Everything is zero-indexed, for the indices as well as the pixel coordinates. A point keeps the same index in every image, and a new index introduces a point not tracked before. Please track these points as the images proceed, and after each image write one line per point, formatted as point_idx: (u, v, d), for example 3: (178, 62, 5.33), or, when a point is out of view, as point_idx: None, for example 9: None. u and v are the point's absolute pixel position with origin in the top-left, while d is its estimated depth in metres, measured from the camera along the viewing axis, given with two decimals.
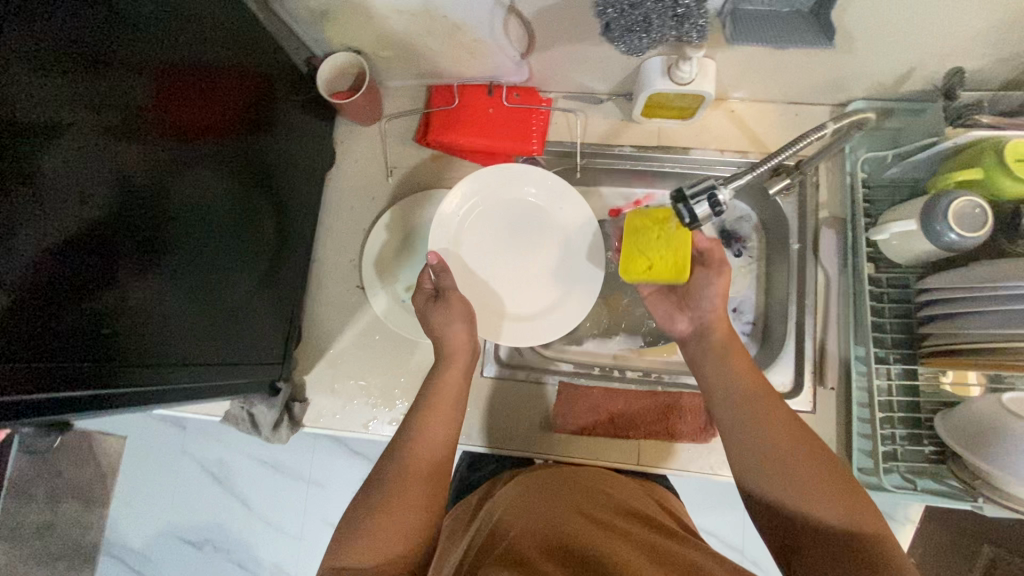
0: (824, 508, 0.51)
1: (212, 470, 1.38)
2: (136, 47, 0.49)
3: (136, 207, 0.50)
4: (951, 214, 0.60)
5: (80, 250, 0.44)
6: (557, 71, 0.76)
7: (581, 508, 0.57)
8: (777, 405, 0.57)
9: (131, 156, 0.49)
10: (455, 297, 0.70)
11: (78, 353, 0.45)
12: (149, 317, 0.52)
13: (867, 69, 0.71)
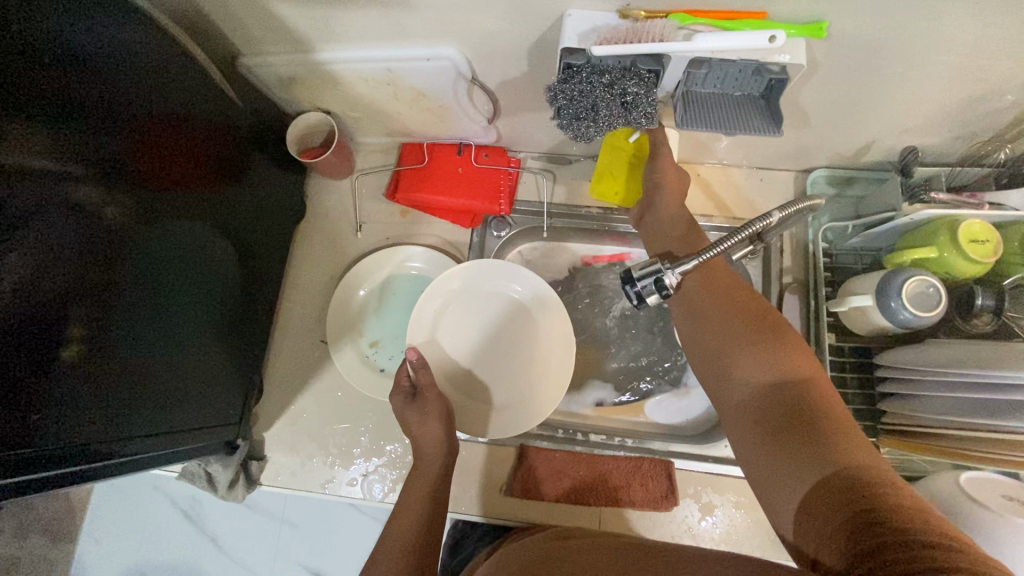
0: (769, 371, 0.51)
1: (183, 508, 1.35)
2: (109, 102, 0.51)
3: (91, 263, 0.50)
4: (905, 292, 0.61)
5: (27, 306, 0.44)
6: (526, 134, 0.78)
7: (511, 558, 0.53)
8: (732, 301, 0.58)
9: (84, 211, 0.49)
10: (428, 394, 0.70)
11: (28, 396, 0.45)
12: (109, 361, 0.52)
13: (826, 140, 0.72)
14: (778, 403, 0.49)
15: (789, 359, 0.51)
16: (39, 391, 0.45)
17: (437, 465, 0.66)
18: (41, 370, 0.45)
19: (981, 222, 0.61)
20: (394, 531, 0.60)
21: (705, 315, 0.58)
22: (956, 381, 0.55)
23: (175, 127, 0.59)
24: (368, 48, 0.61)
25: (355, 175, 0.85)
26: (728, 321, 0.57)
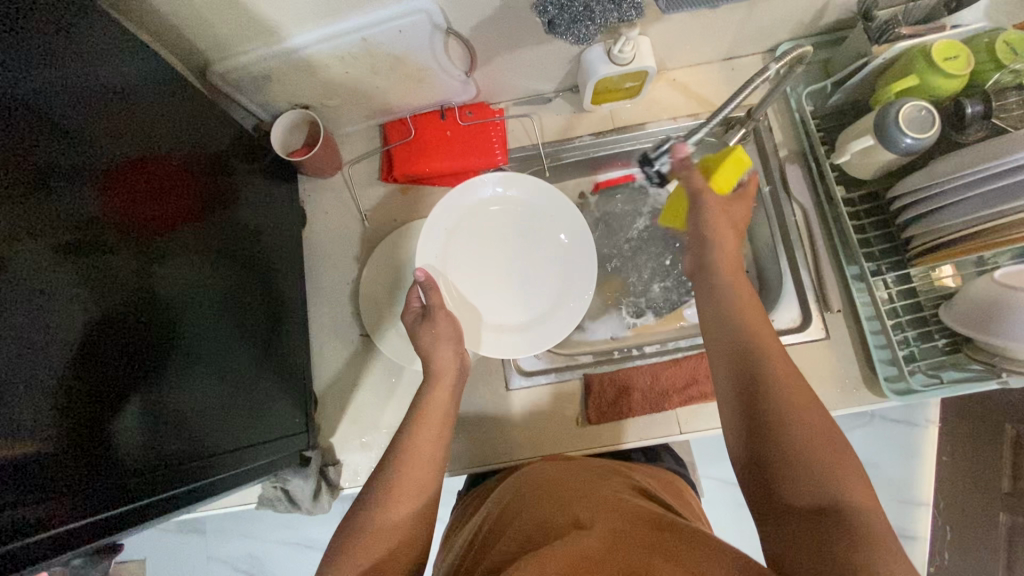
0: (807, 476, 0.46)
1: (247, 567, 1.30)
2: (110, 148, 0.48)
3: (129, 317, 0.47)
4: (901, 119, 0.64)
5: (96, 374, 0.42)
6: (503, 81, 0.79)
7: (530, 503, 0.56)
8: (782, 358, 0.53)
9: (112, 264, 0.46)
10: (439, 313, 0.70)
11: (120, 464, 0.43)
12: (177, 414, 0.51)
13: (786, 12, 0.75)
14: (812, 518, 0.44)
15: (841, 482, 0.45)
16: (126, 443, 0.44)
17: (451, 372, 0.67)
18: (114, 436, 0.43)
19: (947, 41, 0.65)
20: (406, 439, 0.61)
21: (745, 355, 0.53)
22: (980, 175, 0.59)
23: (165, 157, 0.56)
24: (338, 20, 0.61)
25: (344, 168, 0.84)
26: (730, 344, 0.56)
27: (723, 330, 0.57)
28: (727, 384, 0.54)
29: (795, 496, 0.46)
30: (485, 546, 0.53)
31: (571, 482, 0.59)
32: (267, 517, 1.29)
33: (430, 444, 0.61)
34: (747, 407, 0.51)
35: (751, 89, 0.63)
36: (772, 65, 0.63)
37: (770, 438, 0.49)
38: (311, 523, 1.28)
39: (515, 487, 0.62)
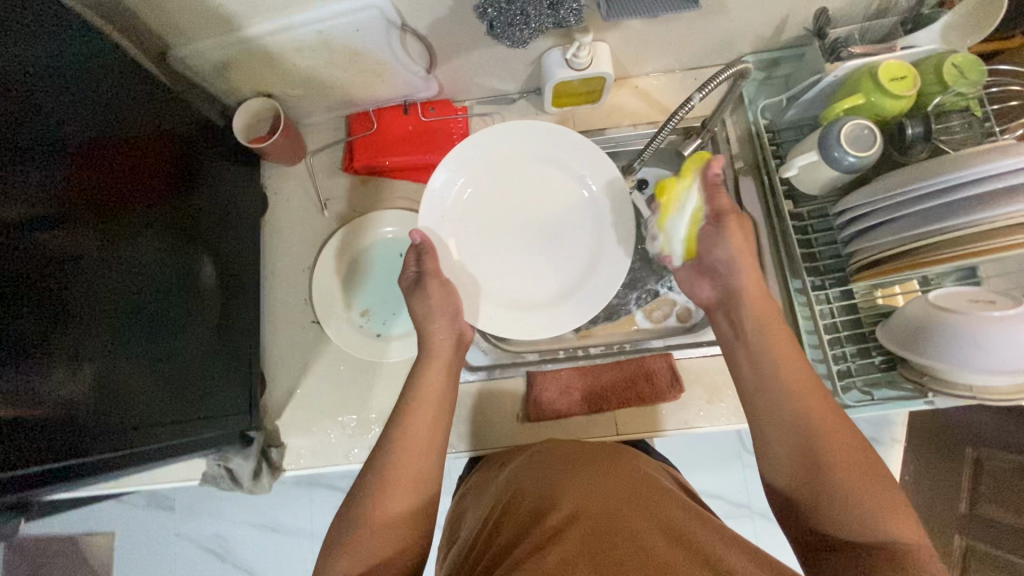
0: (880, 518, 0.48)
1: (209, 548, 1.30)
2: (62, 130, 0.50)
3: (61, 289, 0.49)
4: (843, 139, 0.65)
5: (19, 343, 0.44)
6: (465, 79, 0.80)
7: (539, 480, 0.58)
8: (823, 401, 0.55)
9: (47, 238, 0.48)
10: (432, 284, 0.70)
11: (37, 429, 0.45)
12: (110, 385, 0.53)
13: (746, 25, 0.76)
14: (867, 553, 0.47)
15: (897, 527, 0.48)
16: (47, 409, 0.46)
17: (449, 348, 0.68)
18: (32, 404, 0.45)
19: (898, 62, 0.66)
20: (416, 416, 0.61)
21: (783, 399, 0.56)
22: (935, 194, 0.60)
23: (121, 139, 0.58)
24: (293, 13, 0.62)
25: (308, 156, 0.86)
26: (802, 380, 0.57)
27: (783, 374, 0.58)
28: (776, 433, 0.56)
29: (874, 532, 0.48)
30: (495, 531, 0.54)
31: (577, 468, 0.58)
32: (231, 499, 1.30)
33: (425, 429, 0.60)
34: (801, 463, 0.53)
35: (687, 105, 0.68)
36: (714, 78, 0.67)
37: (864, 479, 0.50)
38: (274, 506, 1.29)
39: (523, 471, 0.61)
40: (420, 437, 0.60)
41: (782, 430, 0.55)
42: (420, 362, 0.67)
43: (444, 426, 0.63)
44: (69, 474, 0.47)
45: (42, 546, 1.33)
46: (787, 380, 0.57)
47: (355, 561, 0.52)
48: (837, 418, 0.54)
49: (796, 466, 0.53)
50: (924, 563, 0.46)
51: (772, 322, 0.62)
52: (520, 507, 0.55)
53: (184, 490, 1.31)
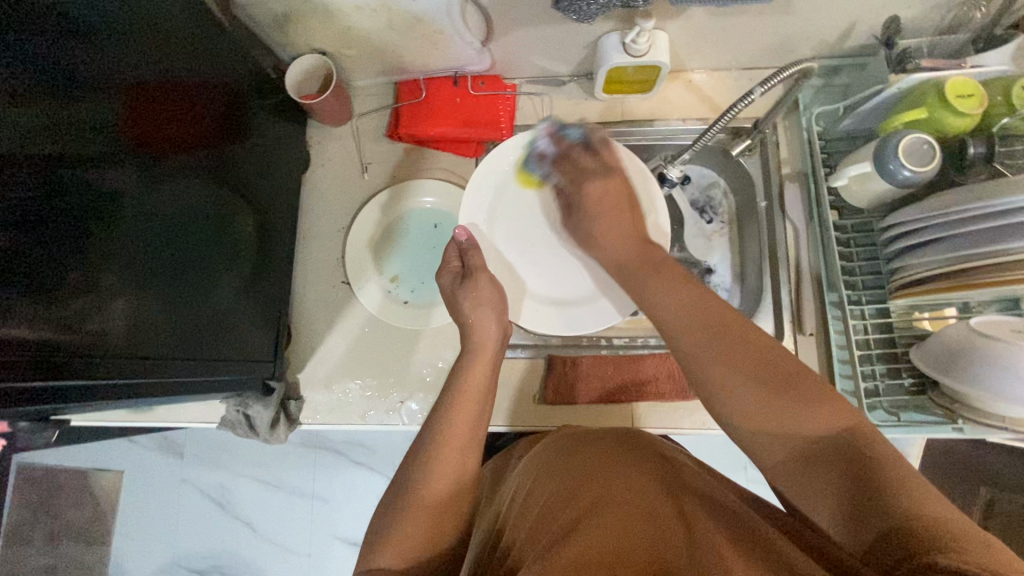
0: (815, 426, 0.45)
1: (212, 497, 1.32)
2: (110, 62, 0.50)
3: (106, 222, 0.50)
4: (901, 152, 0.64)
5: (55, 263, 0.45)
6: (518, 56, 0.80)
7: (555, 467, 0.60)
8: (742, 326, 0.50)
9: (97, 172, 0.49)
10: (481, 278, 0.71)
11: (66, 348, 0.46)
12: (141, 318, 0.54)
13: (811, 29, 0.74)
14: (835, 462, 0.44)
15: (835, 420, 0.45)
16: (77, 331, 0.47)
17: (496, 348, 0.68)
18: (60, 324, 0.46)
19: (965, 78, 0.64)
20: (461, 411, 0.61)
21: (707, 336, 0.50)
22: (986, 214, 0.58)
23: (173, 83, 0.58)
24: None
25: (354, 119, 0.87)
26: (690, 308, 0.52)
27: (676, 321, 0.52)
28: (725, 380, 0.48)
29: (814, 433, 0.45)
30: (514, 538, 0.54)
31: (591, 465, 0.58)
32: (238, 451, 1.32)
33: (469, 420, 0.61)
34: (739, 384, 0.47)
35: (739, 106, 0.66)
36: (779, 72, 0.64)
37: (792, 389, 0.46)
38: (279, 463, 1.31)
39: (539, 468, 0.62)
40: (458, 431, 0.60)
41: (717, 354, 0.49)
42: (466, 355, 0.67)
43: (484, 421, 0.63)
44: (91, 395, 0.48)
45: (51, 477, 1.36)
46: (685, 319, 0.51)
47: (401, 547, 0.55)
48: (746, 340, 0.48)
49: (749, 410, 0.47)
50: (882, 455, 0.43)
51: (639, 267, 0.58)
52: (534, 512, 0.55)
53: (194, 437, 1.33)
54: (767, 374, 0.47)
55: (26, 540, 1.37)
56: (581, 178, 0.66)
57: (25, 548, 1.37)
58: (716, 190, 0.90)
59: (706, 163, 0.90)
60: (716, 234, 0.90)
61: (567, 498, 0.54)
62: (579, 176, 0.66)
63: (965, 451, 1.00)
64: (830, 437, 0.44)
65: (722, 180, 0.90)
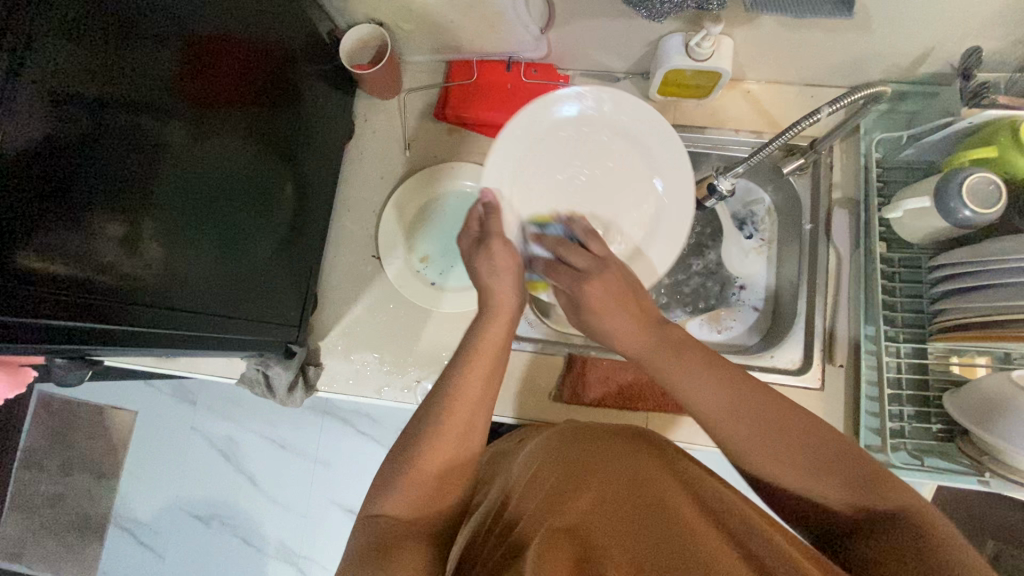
0: (836, 489, 0.47)
1: (219, 448, 1.35)
2: (169, 14, 0.50)
3: (149, 168, 0.50)
4: (965, 189, 0.61)
5: (100, 205, 0.45)
6: (576, 47, 0.78)
7: (556, 454, 0.60)
8: (754, 388, 0.51)
9: (146, 119, 0.49)
10: (496, 244, 0.66)
11: (102, 289, 0.47)
12: (175, 269, 0.54)
13: (884, 50, 0.71)
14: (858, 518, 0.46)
15: (857, 482, 0.47)
16: (114, 275, 0.48)
17: (511, 320, 0.66)
18: (98, 267, 0.46)
19: None
20: (471, 375, 0.60)
21: (727, 408, 0.51)
22: None
23: (230, 38, 0.58)
24: None
25: (402, 93, 0.86)
26: (721, 379, 0.52)
27: (714, 413, 0.52)
28: (763, 466, 0.49)
29: (837, 510, 0.47)
30: (508, 523, 0.53)
31: (598, 459, 0.57)
32: (250, 406, 1.34)
33: (478, 382, 0.60)
34: (774, 461, 0.49)
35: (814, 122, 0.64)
36: (831, 104, 0.64)
37: (809, 450, 0.48)
38: (287, 424, 1.33)
39: (542, 454, 0.62)
40: (467, 405, 0.59)
41: (750, 444, 0.50)
42: (478, 320, 0.66)
43: (492, 395, 0.62)
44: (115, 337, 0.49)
45: (71, 407, 1.41)
46: (727, 407, 0.51)
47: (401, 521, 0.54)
48: (774, 424, 0.50)
49: (785, 476, 0.49)
50: (918, 520, 0.44)
51: (660, 356, 0.56)
52: (532, 495, 0.55)
53: (209, 388, 1.36)
54: (808, 459, 0.48)
55: (39, 465, 1.42)
56: (580, 279, 0.61)
57: (38, 472, 1.42)
58: (759, 208, 0.88)
59: (754, 178, 0.87)
60: (755, 250, 0.88)
61: (570, 490, 0.53)
62: (579, 278, 0.61)
63: (978, 503, 0.98)
64: (845, 513, 0.47)
65: (767, 198, 0.88)
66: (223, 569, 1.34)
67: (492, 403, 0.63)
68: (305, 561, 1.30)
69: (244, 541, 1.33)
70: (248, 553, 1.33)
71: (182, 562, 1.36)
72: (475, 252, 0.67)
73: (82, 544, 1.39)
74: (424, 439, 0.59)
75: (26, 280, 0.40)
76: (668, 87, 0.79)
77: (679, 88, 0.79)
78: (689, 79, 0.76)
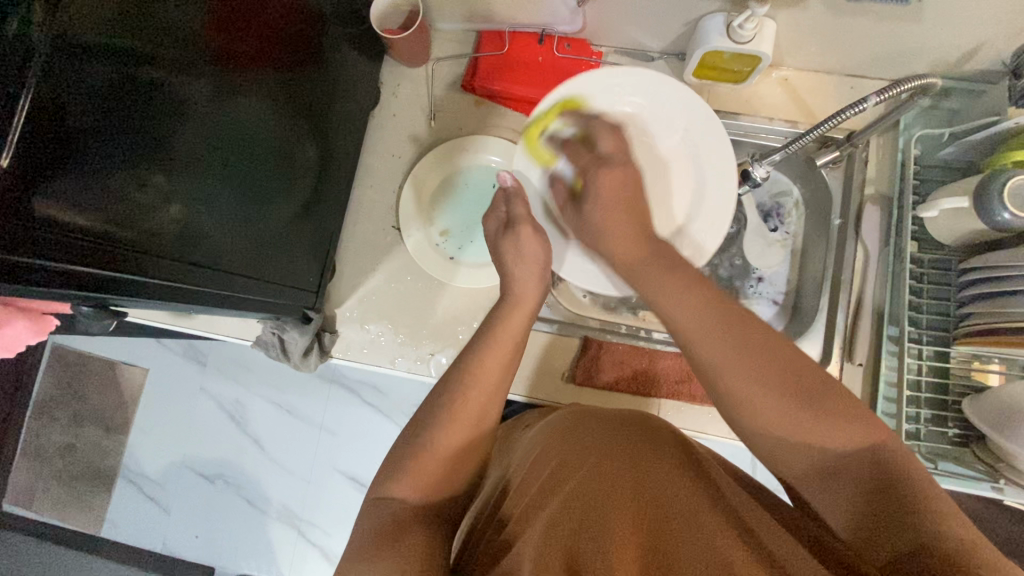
0: (825, 437, 0.44)
1: (228, 410, 1.37)
2: None
3: (170, 126, 0.49)
4: (1007, 193, 0.59)
5: (121, 158, 0.44)
6: (612, 22, 0.76)
7: (561, 432, 0.60)
8: (749, 326, 0.47)
9: (166, 75, 0.48)
10: (524, 230, 0.68)
11: (122, 242, 0.46)
12: (194, 227, 0.54)
13: (933, 43, 0.68)
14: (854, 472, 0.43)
15: (864, 433, 0.44)
16: (134, 230, 0.47)
17: (529, 303, 0.67)
18: (119, 220, 0.46)
19: None
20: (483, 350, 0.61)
21: (711, 332, 0.48)
22: None
23: None
24: None
25: (430, 62, 0.84)
26: (714, 319, 0.48)
27: (688, 317, 0.49)
28: (745, 392, 0.46)
29: (838, 447, 0.44)
30: (508, 508, 0.53)
31: (604, 441, 0.56)
32: (259, 370, 1.35)
33: (485, 362, 0.61)
34: (774, 407, 0.45)
35: (840, 118, 0.63)
36: (878, 95, 0.62)
37: (813, 397, 0.45)
38: (295, 389, 1.34)
39: (548, 433, 0.61)
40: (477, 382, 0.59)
41: (748, 373, 0.46)
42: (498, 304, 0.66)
43: (508, 367, 0.62)
44: (132, 291, 0.48)
45: (84, 360, 1.42)
46: (699, 312, 0.49)
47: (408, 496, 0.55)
48: (786, 373, 0.45)
49: (784, 414, 0.45)
50: (909, 471, 0.42)
51: (651, 266, 0.54)
52: (536, 477, 0.54)
53: (220, 349, 1.37)
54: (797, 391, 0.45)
55: (50, 416, 1.44)
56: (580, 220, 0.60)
57: (48, 423, 1.44)
58: (787, 200, 0.86)
59: (784, 171, 0.86)
60: (778, 243, 0.86)
61: (575, 470, 0.53)
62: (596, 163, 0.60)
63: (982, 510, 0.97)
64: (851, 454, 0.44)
65: (796, 190, 0.86)
66: (227, 528, 1.36)
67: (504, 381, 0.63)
68: (307, 525, 1.33)
69: (248, 501, 1.36)
70: (252, 514, 1.35)
71: (186, 518, 1.38)
72: (504, 250, 0.67)
73: (91, 495, 1.42)
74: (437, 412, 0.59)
75: (45, 231, 0.40)
76: (703, 70, 0.77)
77: (714, 72, 0.77)
78: (727, 64, 0.74)
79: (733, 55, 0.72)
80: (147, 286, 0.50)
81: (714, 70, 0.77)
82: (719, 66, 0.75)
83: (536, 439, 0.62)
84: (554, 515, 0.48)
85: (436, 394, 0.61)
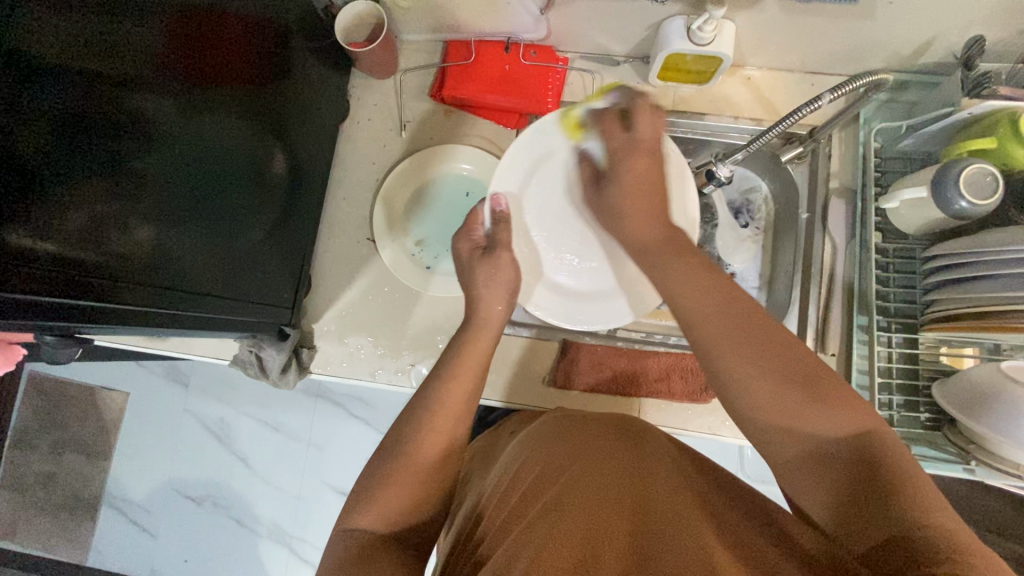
0: (815, 424, 0.44)
1: (212, 430, 1.35)
2: None
3: (139, 148, 0.49)
4: (962, 182, 0.61)
5: (86, 184, 0.44)
6: (575, 28, 0.77)
7: (535, 444, 0.60)
8: (747, 304, 0.50)
9: (131, 96, 0.47)
10: (504, 255, 0.71)
11: (90, 267, 0.46)
12: (165, 250, 0.53)
13: (886, 38, 0.70)
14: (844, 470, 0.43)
15: (844, 413, 0.44)
16: (103, 256, 0.47)
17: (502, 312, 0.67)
18: (85, 246, 0.45)
19: None
20: None
21: (703, 315, 0.50)
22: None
23: (222, 19, 0.57)
24: None
25: (399, 74, 0.85)
26: (714, 303, 0.50)
27: (700, 311, 0.51)
28: (741, 373, 0.47)
29: (825, 436, 0.44)
30: (492, 517, 0.53)
31: (581, 448, 0.56)
32: (243, 388, 1.34)
33: (461, 393, 0.61)
34: (762, 382, 0.46)
35: (797, 117, 0.65)
36: (832, 91, 0.63)
37: (820, 394, 0.44)
38: (281, 406, 1.33)
39: (527, 444, 0.61)
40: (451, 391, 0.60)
41: (802, 415, 0.44)
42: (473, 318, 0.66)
43: (477, 392, 0.64)
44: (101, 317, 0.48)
45: (61, 387, 1.39)
46: (716, 307, 0.50)
47: (386, 510, 0.55)
48: (767, 346, 0.47)
49: (769, 396, 0.45)
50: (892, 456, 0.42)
51: (659, 250, 0.58)
52: (518, 486, 0.54)
53: (202, 369, 1.35)
54: (806, 399, 0.45)
55: (29, 446, 1.41)
56: (626, 150, 0.62)
57: (27, 453, 1.40)
58: (756, 197, 0.88)
59: (752, 167, 0.87)
60: (750, 239, 0.88)
61: (555, 476, 0.53)
62: (629, 148, 0.62)
63: (960, 489, 1.00)
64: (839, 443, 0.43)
65: (764, 186, 0.88)
66: (216, 549, 1.34)
67: (470, 388, 0.63)
68: (298, 542, 1.31)
69: (237, 521, 1.34)
70: (241, 534, 1.33)
71: (175, 542, 1.36)
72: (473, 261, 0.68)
73: (75, 524, 1.39)
74: (415, 423, 0.59)
75: (12, 259, 0.39)
76: (667, 71, 0.78)
77: (679, 74, 0.78)
78: (689, 65, 0.76)
79: (695, 56, 0.73)
80: (118, 312, 0.49)
81: (678, 71, 0.78)
82: (681, 67, 0.76)
83: (515, 451, 0.62)
84: (530, 521, 0.48)
85: (413, 406, 0.61)
